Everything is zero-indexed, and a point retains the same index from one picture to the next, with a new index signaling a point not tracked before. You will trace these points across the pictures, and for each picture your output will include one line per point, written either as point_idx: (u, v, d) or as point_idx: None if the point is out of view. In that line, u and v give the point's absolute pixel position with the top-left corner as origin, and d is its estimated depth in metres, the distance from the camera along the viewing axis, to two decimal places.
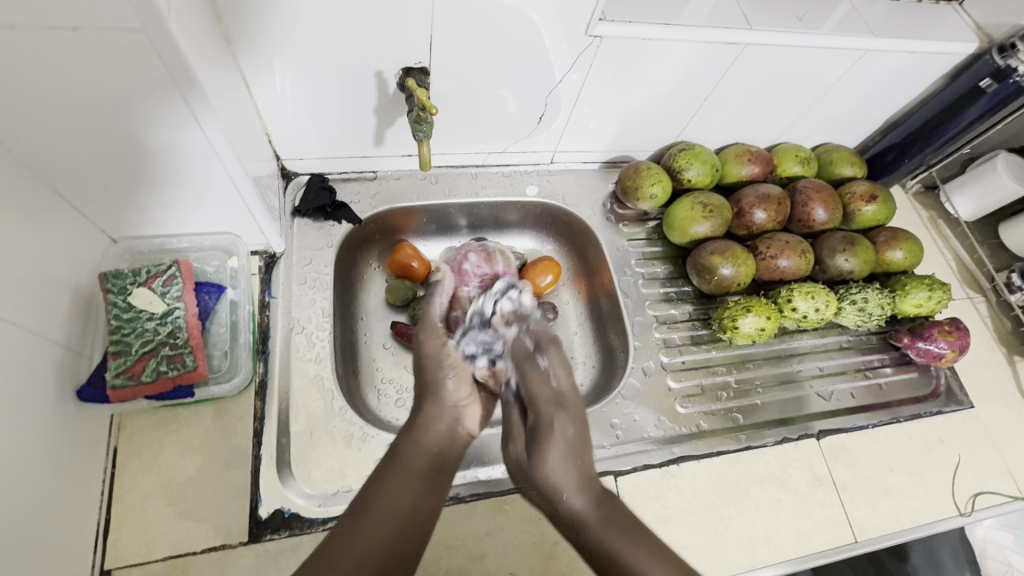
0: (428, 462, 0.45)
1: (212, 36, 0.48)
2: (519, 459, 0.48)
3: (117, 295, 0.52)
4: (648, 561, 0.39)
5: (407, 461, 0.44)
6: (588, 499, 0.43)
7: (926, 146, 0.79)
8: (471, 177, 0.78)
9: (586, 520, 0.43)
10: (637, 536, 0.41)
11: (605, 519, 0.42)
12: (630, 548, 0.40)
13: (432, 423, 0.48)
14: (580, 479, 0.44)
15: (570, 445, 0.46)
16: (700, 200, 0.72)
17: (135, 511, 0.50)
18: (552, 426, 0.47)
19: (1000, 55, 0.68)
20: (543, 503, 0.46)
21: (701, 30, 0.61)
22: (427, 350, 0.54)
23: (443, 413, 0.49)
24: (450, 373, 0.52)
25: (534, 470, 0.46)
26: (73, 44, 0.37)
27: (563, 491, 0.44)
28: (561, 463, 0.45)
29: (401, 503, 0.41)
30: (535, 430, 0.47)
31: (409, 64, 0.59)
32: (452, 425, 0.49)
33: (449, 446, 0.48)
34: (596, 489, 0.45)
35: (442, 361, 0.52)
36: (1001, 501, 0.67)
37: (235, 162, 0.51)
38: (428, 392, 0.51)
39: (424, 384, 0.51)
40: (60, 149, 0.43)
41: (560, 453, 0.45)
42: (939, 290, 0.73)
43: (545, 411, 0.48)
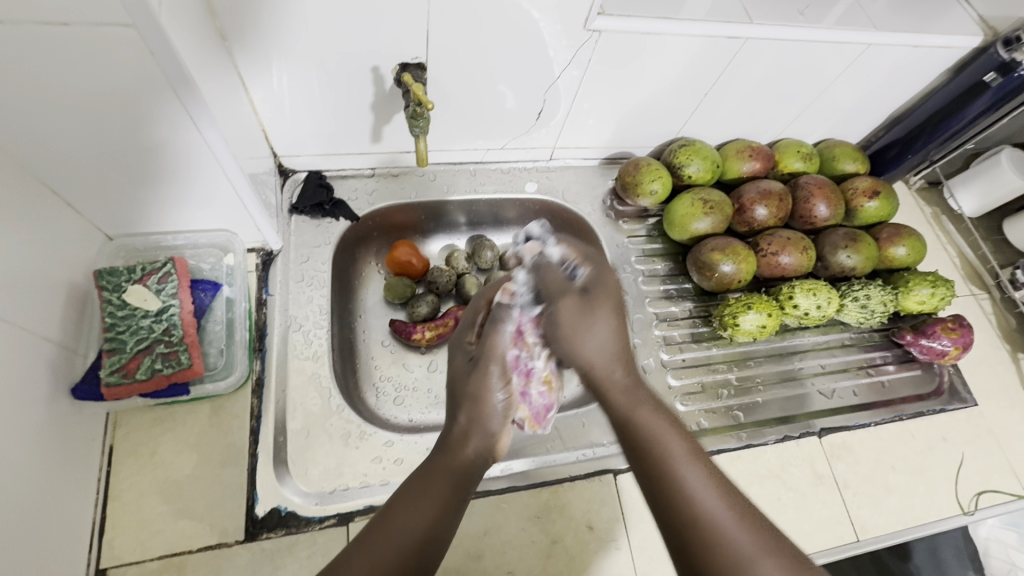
0: (457, 483, 0.42)
1: (206, 30, 0.47)
2: (553, 313, 0.47)
3: (111, 292, 0.52)
4: (683, 448, 0.39)
5: (436, 477, 0.42)
6: (627, 374, 0.44)
7: (930, 141, 0.78)
8: (470, 173, 0.77)
9: (623, 388, 0.43)
10: (676, 426, 0.41)
11: (646, 401, 0.43)
12: (671, 438, 0.40)
13: (466, 443, 0.44)
14: (620, 347, 0.45)
15: (619, 360, 0.44)
16: (700, 196, 0.72)
17: (131, 509, 0.50)
18: (603, 287, 0.47)
19: (1005, 48, 0.67)
20: (569, 356, 0.46)
21: (701, 24, 0.60)
22: (482, 382, 0.46)
23: (484, 432, 0.45)
24: (498, 400, 0.46)
25: (574, 321, 0.46)
26: (64, 40, 0.36)
27: (593, 336, 0.45)
28: (607, 325, 0.45)
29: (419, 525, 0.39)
30: (587, 291, 0.47)
31: (405, 60, 0.59)
32: (490, 444, 0.46)
33: (482, 466, 0.45)
34: (633, 366, 0.45)
35: (494, 386, 0.46)
36: (1004, 499, 0.67)
37: (231, 160, 0.51)
38: (474, 419, 0.45)
39: (471, 412, 0.45)
40: (52, 144, 0.43)
41: (608, 321, 0.45)
42: (943, 287, 0.72)
43: (597, 280, 0.48)
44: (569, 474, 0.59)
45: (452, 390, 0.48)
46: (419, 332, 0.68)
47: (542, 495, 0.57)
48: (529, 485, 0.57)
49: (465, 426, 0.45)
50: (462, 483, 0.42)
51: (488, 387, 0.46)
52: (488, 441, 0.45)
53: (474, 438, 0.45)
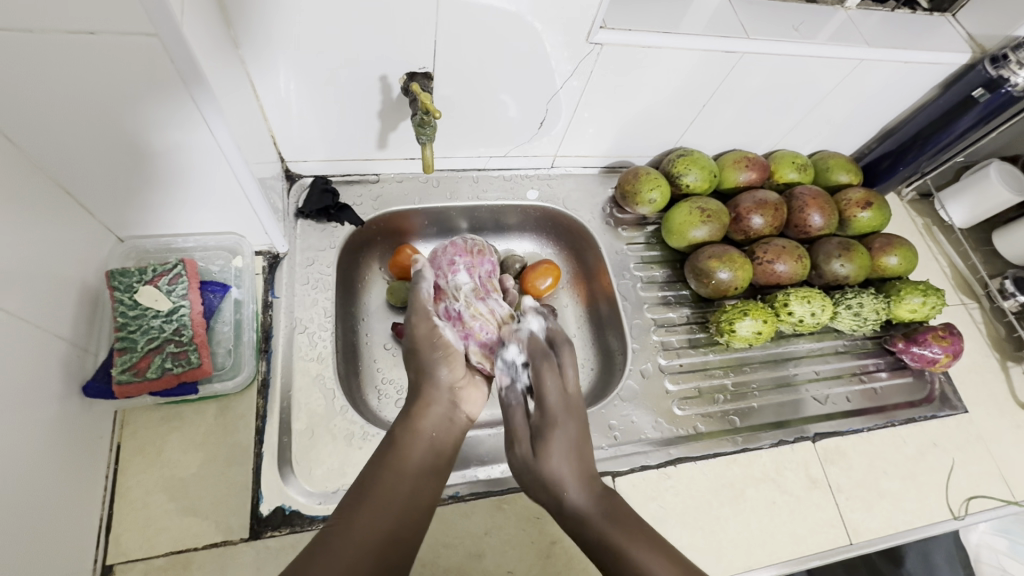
0: (427, 454, 0.48)
1: (221, 38, 0.49)
2: (522, 458, 0.50)
3: (123, 292, 0.53)
4: (650, 553, 0.42)
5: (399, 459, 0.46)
6: (591, 495, 0.47)
7: (920, 155, 0.81)
8: (473, 180, 0.79)
9: (589, 513, 0.46)
10: (642, 534, 0.43)
11: (607, 516, 0.45)
12: (634, 546, 0.42)
13: (427, 411, 0.51)
14: (580, 473, 0.48)
15: (581, 484, 0.48)
16: (697, 205, 0.73)
17: (138, 507, 0.51)
18: (552, 433, 0.50)
19: (992, 65, 0.69)
20: (547, 497, 0.49)
21: (699, 38, 0.62)
22: (416, 334, 0.55)
23: (441, 397, 0.52)
24: (441, 359, 0.54)
25: (537, 464, 0.49)
26: (88, 47, 0.38)
27: (565, 484, 0.48)
28: (564, 463, 0.49)
29: (400, 488, 0.44)
30: (540, 429, 0.51)
31: (413, 69, 0.60)
32: (450, 410, 0.52)
33: (446, 431, 0.51)
34: (597, 487, 0.48)
35: (431, 343, 0.54)
36: (994, 505, 0.68)
37: (241, 163, 0.52)
38: (422, 378, 0.53)
39: (417, 364, 0.54)
40: (70, 147, 0.44)
41: (568, 463, 0.48)
42: (933, 296, 0.74)
43: (551, 416, 0.51)
44: None
45: (408, 353, 0.55)
46: None
47: None
48: None
49: (424, 398, 0.51)
50: (432, 449, 0.49)
51: (420, 337, 0.54)
52: (446, 403, 0.52)
53: (433, 402, 0.52)
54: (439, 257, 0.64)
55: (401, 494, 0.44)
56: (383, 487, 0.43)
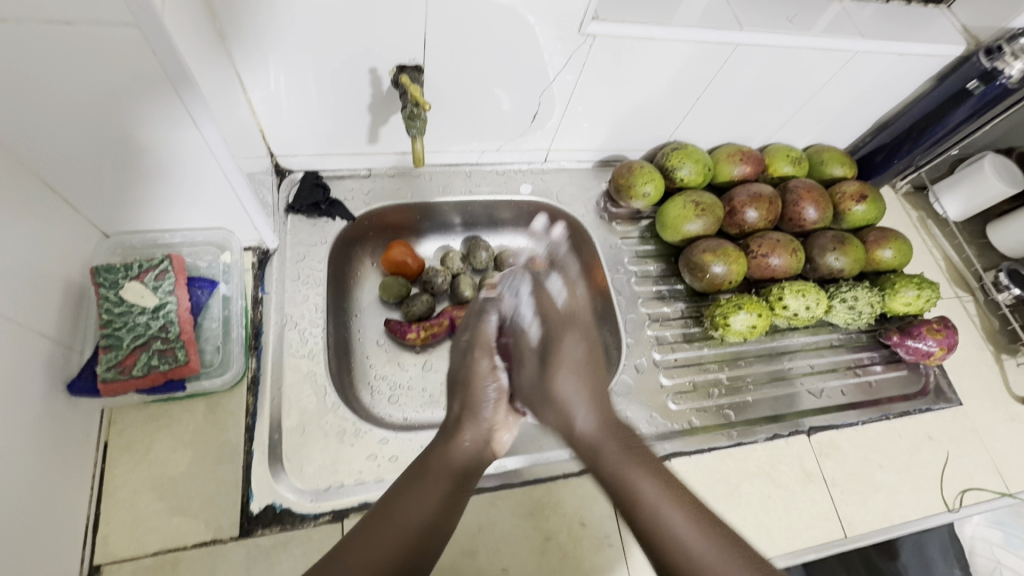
0: (461, 476, 0.46)
1: (205, 30, 0.48)
2: (529, 378, 0.52)
3: (108, 289, 0.52)
4: (657, 488, 0.41)
5: (435, 473, 0.45)
6: (600, 421, 0.47)
7: (915, 147, 0.80)
8: (465, 174, 0.78)
9: (599, 441, 0.46)
10: (648, 463, 0.43)
11: (619, 444, 0.45)
12: (642, 474, 0.42)
13: (466, 441, 0.49)
14: (590, 396, 0.50)
15: (592, 407, 0.49)
16: (691, 198, 0.73)
17: (125, 506, 0.50)
18: (560, 348, 0.53)
19: (987, 57, 0.69)
20: (553, 420, 0.49)
21: (693, 30, 0.61)
22: (474, 369, 0.54)
23: (479, 434, 0.50)
24: (489, 396, 0.52)
25: (544, 384, 0.51)
26: (66, 38, 0.37)
27: (573, 406, 0.49)
28: (572, 382, 0.50)
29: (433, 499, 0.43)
30: (548, 350, 0.53)
31: (402, 61, 0.60)
32: (484, 445, 0.50)
33: (477, 461, 0.49)
34: (609, 415, 0.49)
35: (484, 380, 0.53)
36: (989, 497, 0.68)
37: (229, 159, 0.51)
38: (466, 412, 0.51)
39: (465, 398, 0.52)
40: (53, 142, 0.43)
41: (573, 382, 0.50)
42: (928, 289, 0.74)
43: (555, 329, 0.55)
44: (562, 472, 0.59)
45: (455, 384, 0.54)
46: (414, 332, 0.69)
47: (535, 493, 0.58)
48: (522, 483, 0.58)
49: (461, 428, 0.49)
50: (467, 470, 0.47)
51: (478, 371, 0.54)
52: (481, 434, 0.50)
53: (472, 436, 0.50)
54: (501, 277, 0.63)
55: (433, 505, 0.43)
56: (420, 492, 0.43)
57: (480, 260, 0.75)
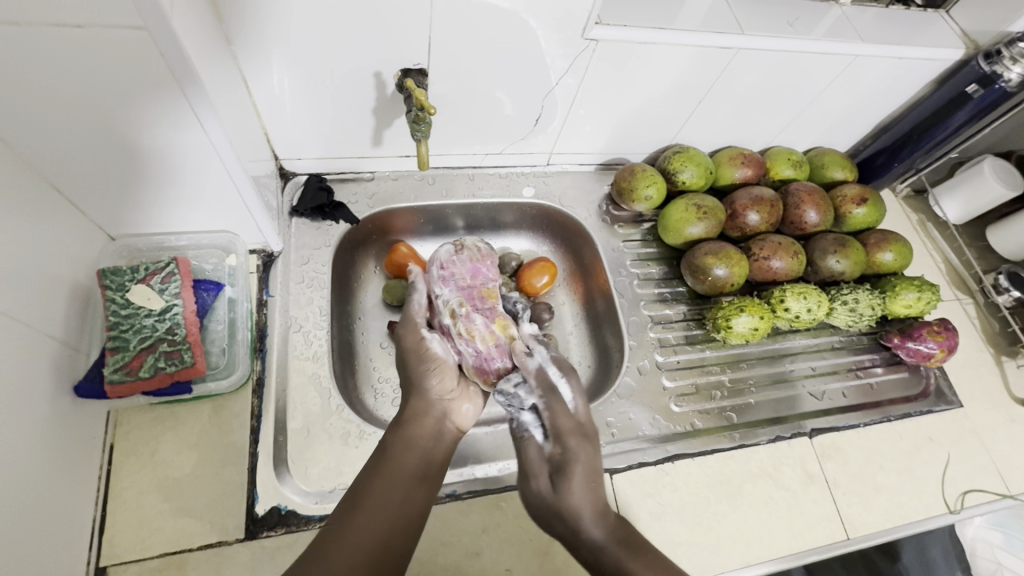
0: (418, 467, 0.48)
1: (212, 35, 0.48)
2: (540, 493, 0.49)
3: (115, 292, 0.52)
4: None
5: (387, 476, 0.46)
6: (606, 533, 0.45)
7: (915, 150, 0.81)
8: (468, 177, 0.78)
9: (604, 545, 0.44)
10: (655, 569, 0.42)
11: (622, 541, 0.44)
12: (649, 573, 0.42)
13: (419, 420, 0.51)
14: (596, 506, 0.46)
15: (597, 519, 0.46)
16: (694, 201, 0.73)
17: (131, 507, 0.50)
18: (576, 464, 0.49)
19: (986, 61, 0.69)
20: (565, 532, 0.46)
21: (695, 34, 0.62)
22: (407, 346, 0.56)
23: (431, 411, 0.52)
24: (434, 370, 0.55)
25: (558, 501, 0.47)
26: (77, 41, 0.37)
27: (581, 516, 0.46)
28: (582, 491, 0.47)
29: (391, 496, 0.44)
30: (563, 465, 0.49)
31: (407, 65, 0.60)
32: (442, 425, 0.52)
33: (437, 444, 0.51)
34: (614, 519, 0.47)
35: (422, 355, 0.55)
36: (990, 498, 0.68)
37: (235, 161, 0.52)
38: (412, 390, 0.53)
39: (412, 379, 0.55)
40: (61, 145, 0.44)
41: (581, 483, 0.47)
42: (929, 291, 0.74)
43: (571, 446, 0.50)
44: None
45: (401, 364, 0.56)
46: None
47: None
48: None
49: (413, 409, 0.52)
50: (422, 458, 0.48)
51: (422, 349, 0.56)
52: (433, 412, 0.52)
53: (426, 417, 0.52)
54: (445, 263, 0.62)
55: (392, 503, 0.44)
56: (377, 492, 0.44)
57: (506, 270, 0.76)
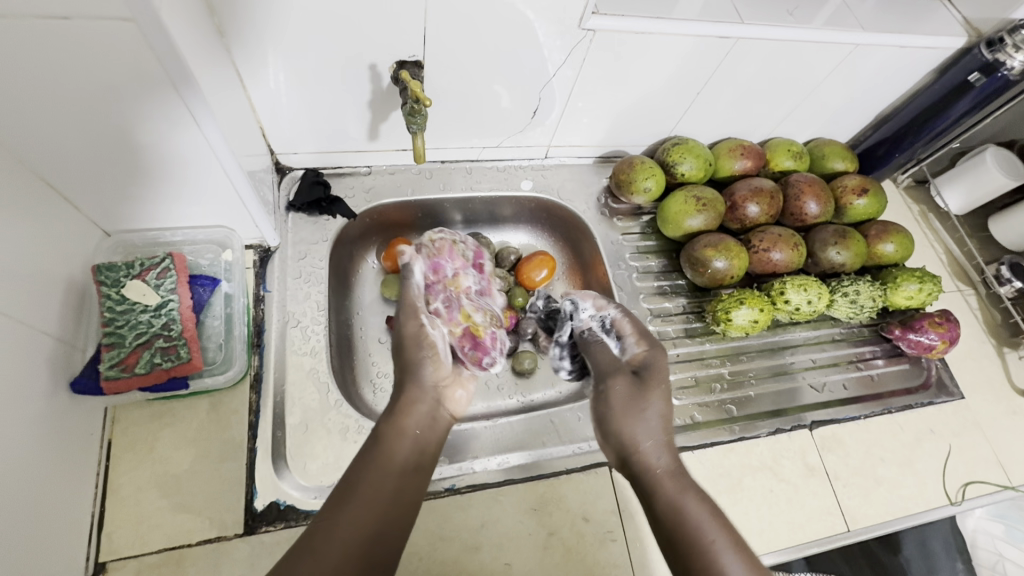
0: (408, 456, 0.47)
1: (204, 28, 0.48)
2: (601, 411, 0.55)
3: (111, 288, 0.52)
4: (715, 522, 0.45)
5: (380, 463, 0.45)
6: (672, 462, 0.50)
7: (916, 141, 0.80)
8: (466, 171, 0.78)
9: (667, 471, 0.49)
10: (706, 503, 0.46)
11: (671, 471, 0.49)
12: (697, 503, 0.46)
13: (413, 408, 0.51)
14: (667, 439, 0.51)
15: (665, 448, 0.51)
16: (693, 193, 0.73)
17: (130, 503, 0.50)
18: (656, 369, 0.56)
19: (988, 49, 0.69)
20: (616, 446, 0.52)
21: (693, 24, 0.61)
22: (405, 332, 0.56)
23: (425, 396, 0.52)
24: (426, 356, 0.55)
25: (636, 404, 0.53)
26: (64, 34, 0.36)
27: (645, 443, 0.51)
28: (658, 416, 0.52)
29: (387, 485, 0.44)
30: (644, 371, 0.57)
31: (402, 57, 0.60)
32: (435, 407, 0.53)
33: (429, 431, 0.51)
34: (675, 457, 0.51)
35: (421, 342, 0.56)
36: (991, 490, 0.68)
37: (229, 156, 0.51)
38: (408, 377, 0.53)
39: (402, 362, 0.55)
40: (53, 140, 0.43)
41: (661, 404, 0.53)
42: (930, 283, 0.73)
43: (648, 377, 0.56)
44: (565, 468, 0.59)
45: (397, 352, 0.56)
46: None
47: (538, 488, 0.58)
48: (525, 478, 0.58)
49: (407, 396, 0.52)
50: (419, 445, 0.49)
51: (410, 336, 0.56)
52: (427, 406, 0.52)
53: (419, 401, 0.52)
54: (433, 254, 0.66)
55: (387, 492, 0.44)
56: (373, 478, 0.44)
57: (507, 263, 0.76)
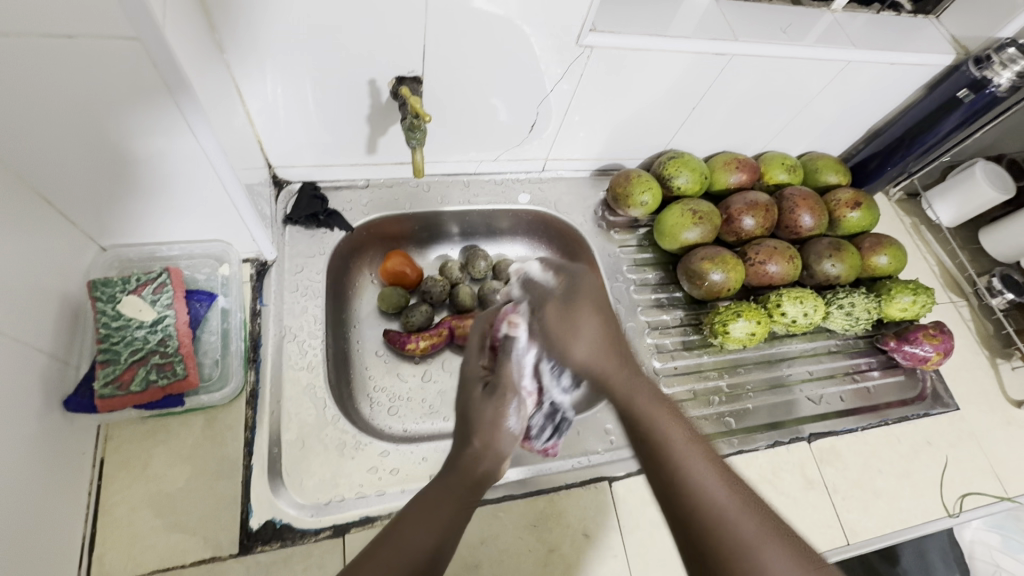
0: (467, 496, 0.43)
1: (204, 42, 0.48)
2: (541, 334, 0.47)
3: (106, 304, 0.52)
4: (682, 433, 0.41)
5: (451, 492, 0.42)
6: (619, 364, 0.45)
7: (907, 155, 0.81)
8: (463, 184, 0.78)
9: (620, 379, 0.44)
10: (671, 414, 0.42)
11: (642, 393, 0.43)
12: (666, 421, 0.41)
13: (478, 458, 0.43)
14: (608, 335, 0.45)
15: (611, 350, 0.45)
16: (689, 206, 0.73)
17: (122, 524, 0.49)
18: (580, 296, 0.47)
19: (976, 66, 0.70)
20: (575, 357, 0.45)
21: (689, 41, 0.62)
22: (486, 408, 0.45)
23: (498, 452, 0.44)
24: (510, 425, 0.45)
25: (563, 324, 0.46)
26: (68, 51, 0.37)
27: (594, 352, 0.45)
28: (594, 331, 0.45)
29: (443, 519, 0.41)
30: (559, 311, 0.47)
31: (402, 73, 0.60)
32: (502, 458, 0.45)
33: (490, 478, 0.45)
34: (628, 353, 0.46)
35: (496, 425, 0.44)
36: (987, 501, 0.68)
37: (228, 169, 0.51)
38: (482, 438, 0.44)
39: (475, 431, 0.44)
40: (48, 153, 0.43)
41: (597, 325, 0.45)
42: (924, 294, 0.74)
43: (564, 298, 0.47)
44: (565, 482, 0.59)
45: (459, 416, 0.46)
46: (414, 342, 0.69)
47: (538, 504, 0.57)
48: (525, 494, 0.58)
49: (473, 442, 0.44)
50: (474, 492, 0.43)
51: (504, 414, 0.44)
52: (499, 458, 0.44)
53: (484, 454, 0.44)
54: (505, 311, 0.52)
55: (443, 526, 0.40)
56: (431, 506, 0.41)
57: (478, 269, 0.75)
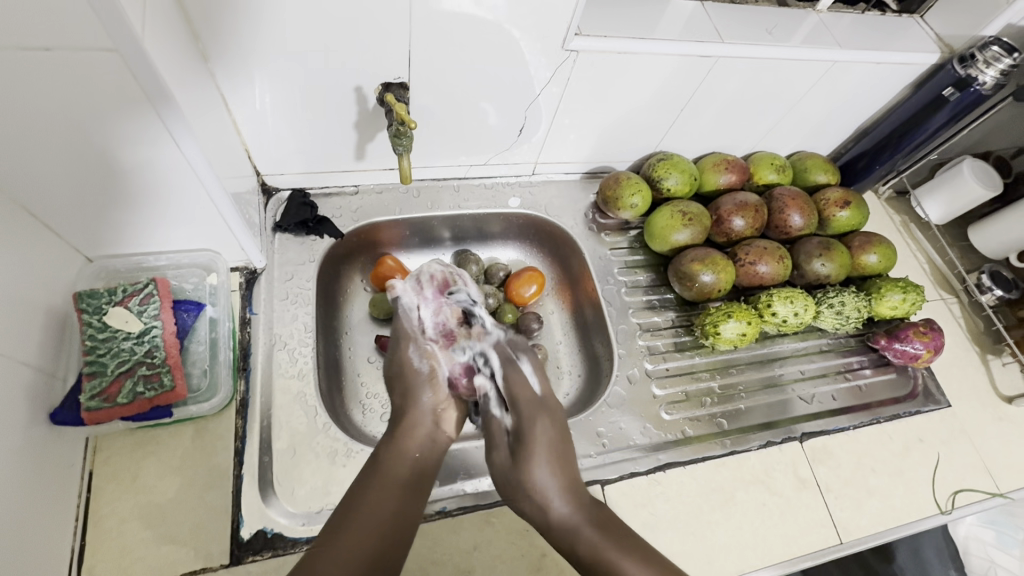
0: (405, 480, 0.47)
1: (187, 53, 0.48)
2: (501, 466, 0.50)
3: (92, 315, 0.51)
4: (639, 568, 0.43)
5: (385, 482, 0.46)
6: (573, 505, 0.47)
7: (896, 153, 0.81)
8: (453, 189, 0.78)
9: (577, 526, 0.46)
10: (626, 543, 0.45)
11: (596, 527, 0.46)
12: (622, 556, 0.44)
13: (414, 432, 0.51)
14: (562, 482, 0.48)
15: (565, 493, 0.47)
16: (679, 208, 0.74)
17: (111, 536, 0.49)
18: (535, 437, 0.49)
19: (961, 65, 0.71)
20: (530, 507, 0.48)
21: (675, 44, 0.63)
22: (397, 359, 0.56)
23: (424, 420, 0.52)
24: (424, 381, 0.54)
25: (518, 475, 0.48)
26: (46, 64, 0.37)
27: (548, 496, 0.47)
28: (548, 473, 0.48)
29: (387, 503, 0.44)
30: (519, 438, 0.50)
31: (388, 79, 0.60)
32: (432, 428, 0.52)
33: (428, 465, 0.50)
34: (581, 493, 0.48)
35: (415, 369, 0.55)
36: (980, 497, 0.69)
37: (214, 180, 0.51)
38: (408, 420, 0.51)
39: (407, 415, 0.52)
40: (31, 167, 0.43)
41: (548, 471, 0.48)
42: (913, 292, 0.74)
43: (525, 413, 0.51)
44: None
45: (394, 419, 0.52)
46: None
47: None
48: None
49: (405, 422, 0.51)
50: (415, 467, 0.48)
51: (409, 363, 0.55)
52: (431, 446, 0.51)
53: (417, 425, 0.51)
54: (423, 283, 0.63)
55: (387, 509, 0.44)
56: (376, 494, 0.44)
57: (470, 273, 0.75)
